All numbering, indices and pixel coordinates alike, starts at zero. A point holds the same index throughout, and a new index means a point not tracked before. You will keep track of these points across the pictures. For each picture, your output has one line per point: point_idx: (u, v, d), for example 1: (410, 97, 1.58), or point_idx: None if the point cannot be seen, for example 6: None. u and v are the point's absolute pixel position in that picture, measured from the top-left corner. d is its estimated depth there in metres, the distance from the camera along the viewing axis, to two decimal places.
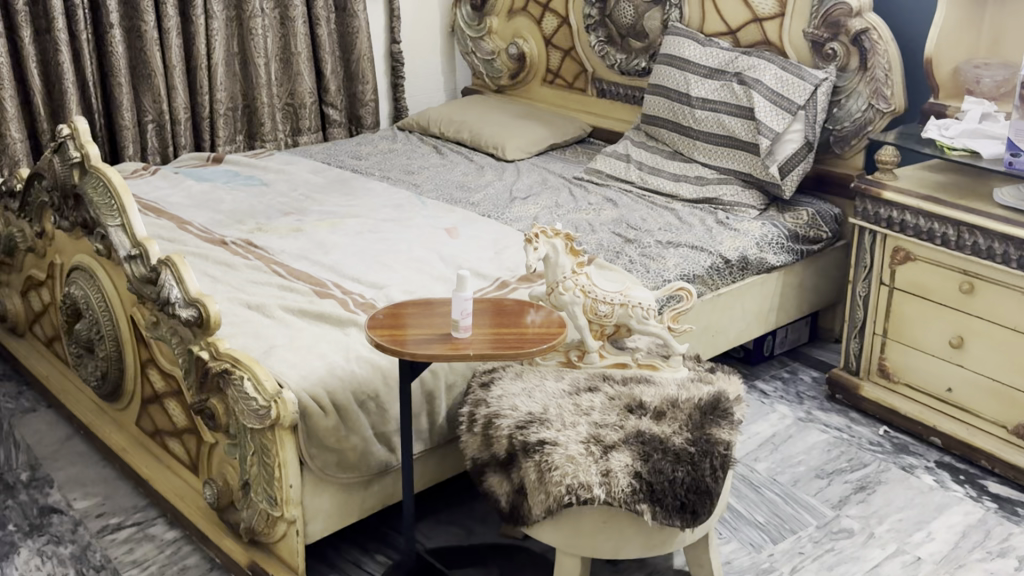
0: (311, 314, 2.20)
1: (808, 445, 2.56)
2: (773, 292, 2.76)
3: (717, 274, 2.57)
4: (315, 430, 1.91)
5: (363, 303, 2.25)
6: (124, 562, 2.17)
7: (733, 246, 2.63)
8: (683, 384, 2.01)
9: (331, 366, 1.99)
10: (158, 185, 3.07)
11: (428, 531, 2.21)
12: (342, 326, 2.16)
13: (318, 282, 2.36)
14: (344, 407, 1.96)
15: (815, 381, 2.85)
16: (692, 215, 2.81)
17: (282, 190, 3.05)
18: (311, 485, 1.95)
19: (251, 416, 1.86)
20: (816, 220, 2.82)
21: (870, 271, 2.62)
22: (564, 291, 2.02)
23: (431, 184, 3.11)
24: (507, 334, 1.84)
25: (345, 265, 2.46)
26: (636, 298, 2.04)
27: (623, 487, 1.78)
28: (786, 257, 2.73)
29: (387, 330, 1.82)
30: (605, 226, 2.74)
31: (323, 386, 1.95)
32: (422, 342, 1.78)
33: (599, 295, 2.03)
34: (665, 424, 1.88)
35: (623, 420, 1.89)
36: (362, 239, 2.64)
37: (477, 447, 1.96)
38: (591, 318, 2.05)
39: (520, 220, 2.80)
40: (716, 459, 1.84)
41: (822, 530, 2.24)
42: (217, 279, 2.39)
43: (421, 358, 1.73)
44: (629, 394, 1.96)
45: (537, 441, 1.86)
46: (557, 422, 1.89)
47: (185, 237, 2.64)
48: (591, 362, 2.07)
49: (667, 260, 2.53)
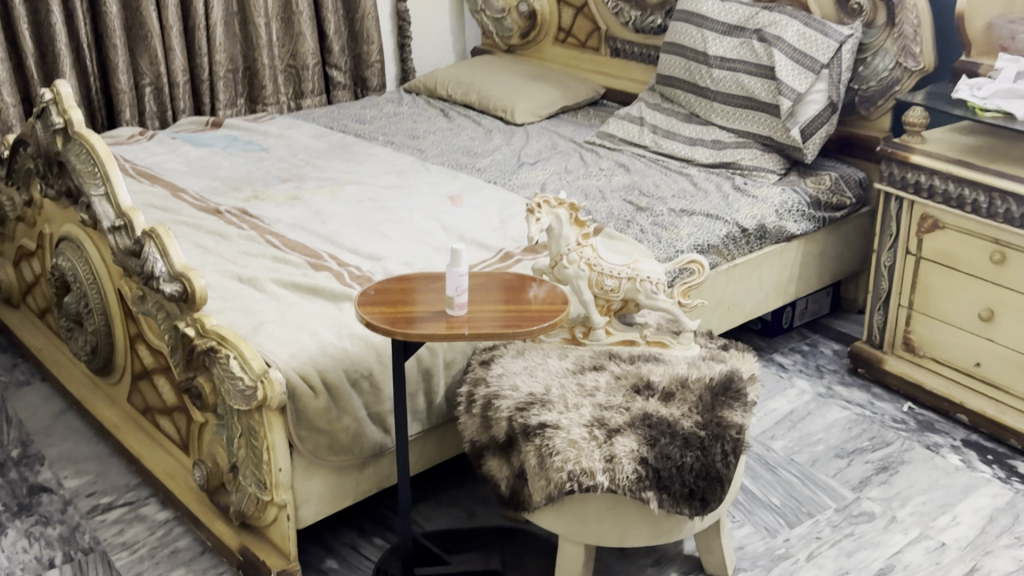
0: (304, 288, 2.10)
1: (828, 423, 2.44)
2: (792, 262, 2.64)
3: (733, 243, 2.46)
4: (305, 412, 1.81)
5: (359, 276, 2.15)
6: (113, 545, 2.09)
7: (750, 213, 2.51)
8: (694, 362, 1.89)
9: (323, 343, 1.89)
10: (155, 151, 2.97)
11: (427, 515, 2.12)
12: (337, 301, 2.06)
13: (313, 253, 2.26)
14: (336, 387, 1.86)
15: (836, 354, 2.73)
16: (707, 181, 2.68)
17: (281, 156, 2.95)
18: (302, 468, 1.85)
19: (237, 396, 1.77)
20: (839, 184, 2.68)
21: (895, 240, 2.48)
22: (569, 265, 1.91)
23: (436, 149, 2.99)
24: (507, 312, 1.73)
25: (342, 236, 2.35)
26: (645, 271, 1.92)
27: (627, 474, 1.68)
28: (807, 226, 2.60)
29: (380, 307, 1.72)
30: (616, 193, 2.62)
31: (314, 365, 1.85)
32: (415, 320, 1.68)
33: (605, 269, 1.92)
34: (674, 406, 1.77)
35: (629, 402, 1.79)
36: (361, 207, 2.53)
37: (477, 429, 1.86)
38: (597, 293, 1.94)
39: (528, 186, 2.68)
40: (727, 444, 1.73)
41: (842, 513, 2.13)
42: (209, 251, 2.29)
43: (413, 338, 1.63)
44: (637, 373, 1.86)
45: (538, 424, 1.75)
46: (560, 404, 1.79)
47: (178, 206, 2.54)
48: (597, 340, 1.96)
49: (680, 230, 2.41)
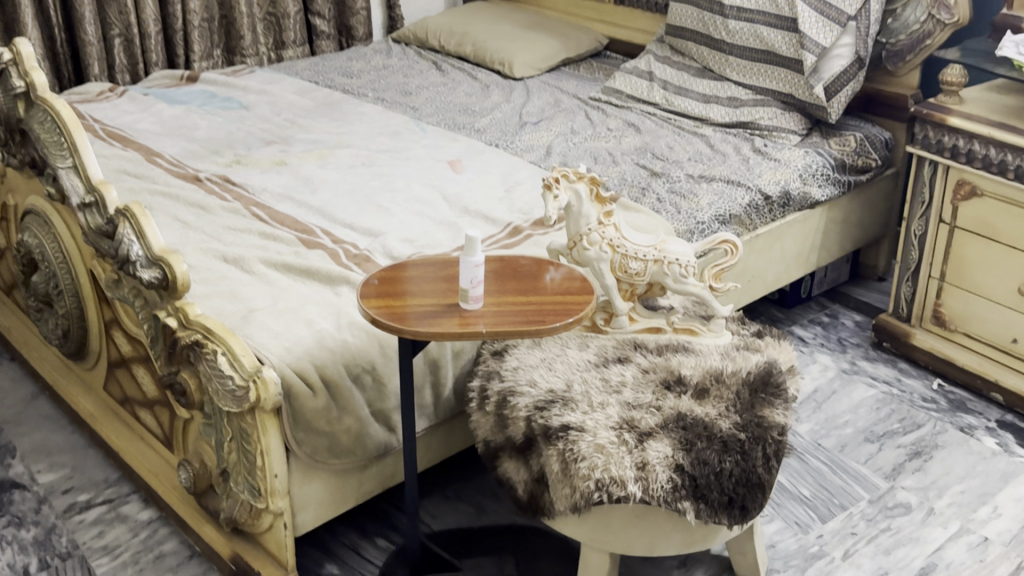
0: (297, 270, 1.92)
1: (855, 403, 2.30)
2: (815, 230, 2.47)
3: (756, 212, 2.29)
4: (302, 413, 1.64)
5: (356, 256, 1.97)
6: (92, 549, 1.93)
7: (773, 179, 2.34)
8: (728, 353, 1.73)
9: (320, 334, 1.72)
10: (126, 110, 2.75)
11: (433, 511, 1.97)
12: (333, 285, 1.88)
13: (304, 228, 2.08)
14: (336, 383, 1.69)
15: (859, 326, 2.58)
16: (725, 142, 2.50)
17: (264, 114, 2.74)
18: (300, 473, 1.68)
19: (227, 397, 1.61)
20: (865, 146, 2.51)
21: (928, 207, 2.33)
22: (589, 246, 1.74)
23: (431, 106, 2.79)
24: (527, 305, 1.54)
25: (336, 208, 2.16)
26: (673, 253, 1.75)
27: (661, 483, 1.52)
28: (832, 190, 2.43)
29: (384, 300, 1.54)
30: (628, 156, 2.44)
31: (311, 359, 1.67)
32: (423, 317, 1.50)
33: (630, 250, 1.75)
34: (709, 404, 1.62)
35: (660, 400, 1.63)
36: (354, 174, 2.34)
37: (491, 429, 1.70)
38: (620, 277, 1.77)
39: (532, 149, 2.49)
40: (769, 447, 1.58)
41: (876, 505, 2.00)
42: (189, 226, 2.10)
43: (424, 336, 1.46)
44: (666, 366, 1.69)
45: (561, 426, 1.60)
46: (584, 403, 1.63)
47: (154, 173, 2.34)
48: (620, 327, 1.79)
49: (700, 199, 2.24)
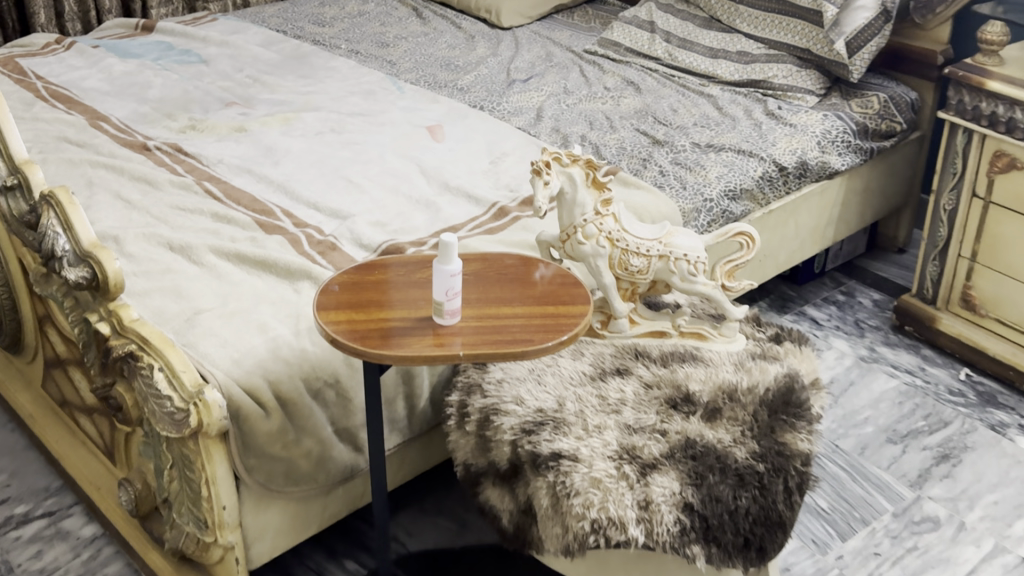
0: (252, 261, 1.69)
1: (875, 397, 2.09)
2: (833, 202, 2.24)
3: (770, 185, 2.06)
4: (253, 437, 1.42)
5: (320, 242, 1.74)
6: (28, 573, 1.72)
7: (789, 147, 2.11)
8: (742, 364, 1.51)
9: (274, 343, 1.49)
10: (73, 64, 2.49)
11: (409, 528, 1.77)
12: (292, 279, 1.65)
13: (264, 209, 1.85)
14: (293, 402, 1.47)
15: (877, 306, 2.37)
16: (734, 104, 2.26)
17: (225, 70, 2.48)
18: (253, 502, 1.47)
19: (165, 421, 1.39)
20: (889, 108, 2.27)
21: (960, 179, 2.09)
22: (585, 240, 1.52)
23: (409, 61, 2.53)
24: (512, 318, 1.32)
25: (299, 184, 1.93)
26: (680, 248, 1.52)
27: (667, 526, 1.31)
28: (853, 158, 2.20)
29: (346, 312, 1.31)
30: (627, 121, 2.20)
31: (263, 373, 1.45)
32: (390, 334, 1.27)
33: (631, 245, 1.52)
34: (722, 428, 1.40)
35: (665, 423, 1.41)
36: (321, 142, 2.09)
37: (471, 451, 1.49)
38: (620, 274, 1.54)
39: (521, 112, 2.25)
40: (792, 479, 1.36)
41: (901, 519, 1.80)
42: (133, 205, 1.86)
43: (389, 360, 1.23)
44: (672, 381, 1.48)
45: (551, 454, 1.38)
46: (578, 426, 1.41)
47: (98, 140, 2.09)
48: (620, 332, 1.56)
49: (708, 172, 2.01)
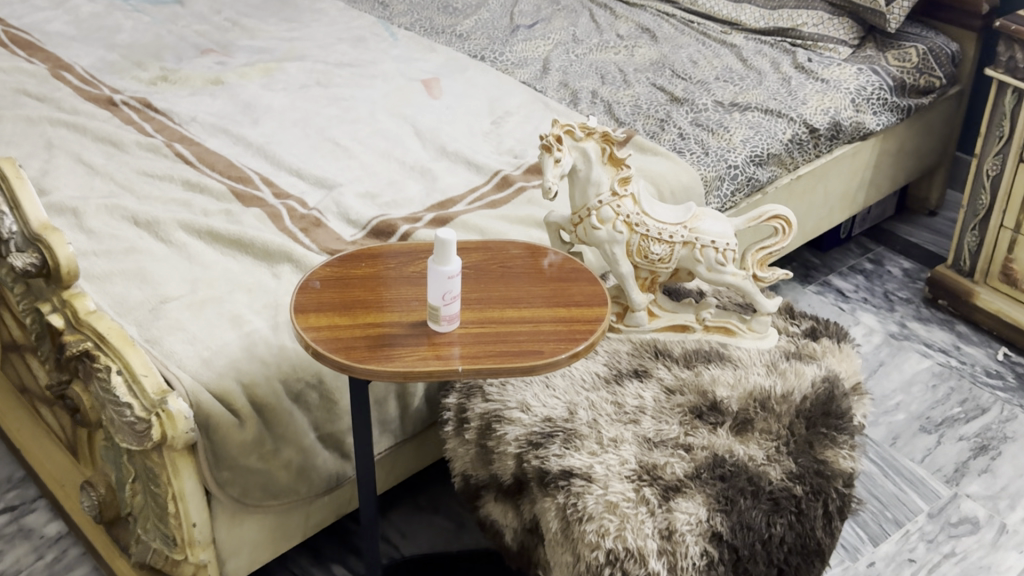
0: (227, 239, 1.51)
1: (906, 379, 1.93)
2: (866, 164, 2.05)
3: (799, 149, 1.88)
4: (225, 449, 1.26)
5: (303, 217, 1.57)
6: None
7: (820, 107, 1.92)
8: (775, 365, 1.35)
9: (249, 339, 1.33)
10: (35, 4, 2.27)
11: (403, 529, 1.62)
12: (271, 262, 1.48)
13: (241, 177, 1.66)
14: (270, 407, 1.30)
15: (908, 276, 2.20)
16: (759, 55, 2.08)
17: (203, 12, 2.27)
18: (227, 517, 1.31)
19: (125, 431, 1.23)
20: (928, 61, 2.07)
21: (1007, 143, 1.90)
22: (600, 225, 1.34)
23: (403, 3, 2.32)
24: (518, 324, 1.15)
25: (281, 147, 1.74)
26: (707, 234, 1.35)
27: (693, 558, 1.14)
28: (888, 118, 2.01)
29: (329, 315, 1.15)
30: (641, 74, 2.02)
31: (236, 375, 1.29)
32: (380, 344, 1.11)
33: (652, 230, 1.35)
34: (754, 443, 1.24)
35: (689, 437, 1.25)
36: (306, 98, 1.90)
37: (471, 461, 1.33)
38: (639, 263, 1.37)
39: (526, 64, 2.06)
40: (832, 503, 1.21)
41: (937, 521, 1.66)
42: (96, 171, 1.68)
43: (376, 377, 1.07)
44: (697, 386, 1.31)
45: (561, 472, 1.22)
46: (591, 440, 1.25)
47: (59, 93, 1.89)
48: (637, 326, 1.40)
49: (732, 136, 1.83)
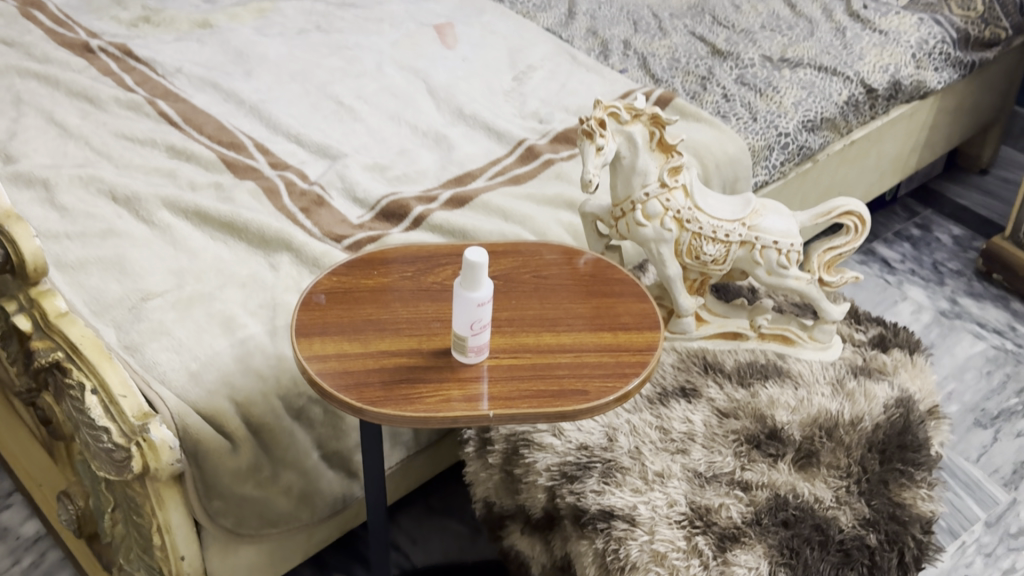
0: (218, 221, 1.33)
1: (959, 365, 1.78)
2: (922, 125, 1.86)
3: (854, 112, 1.69)
4: (216, 477, 1.11)
5: (304, 193, 1.39)
6: None
7: (878, 64, 1.72)
8: (841, 385, 1.19)
9: (243, 348, 1.16)
10: None
11: (413, 534, 1.48)
12: (267, 249, 1.30)
13: (234, 142, 1.48)
14: (268, 428, 1.14)
15: (958, 245, 2.04)
16: (810, 2, 1.91)
17: None
18: (220, 546, 1.17)
19: (103, 460, 1.07)
20: (995, 9, 1.86)
21: None
22: (645, 221, 1.17)
23: None
24: (556, 354, 0.98)
25: (278, 106, 1.55)
26: (768, 234, 1.17)
27: None
28: (950, 74, 1.81)
29: (336, 341, 0.98)
30: (679, 20, 1.84)
31: (228, 393, 1.13)
32: (397, 378, 0.95)
33: (706, 228, 1.17)
34: (821, 482, 1.09)
35: (746, 472, 1.10)
36: (307, 46, 1.71)
37: (495, 488, 1.18)
38: (688, 264, 1.20)
39: (548, 7, 1.87)
40: (910, 555, 1.06)
41: (995, 532, 1.51)
42: (69, 132, 1.48)
43: (391, 421, 0.91)
44: (754, 410, 1.16)
45: (600, 512, 1.07)
46: (635, 475, 1.10)
47: (28, 35, 1.68)
48: (684, 334, 1.23)
49: (783, 98, 1.63)
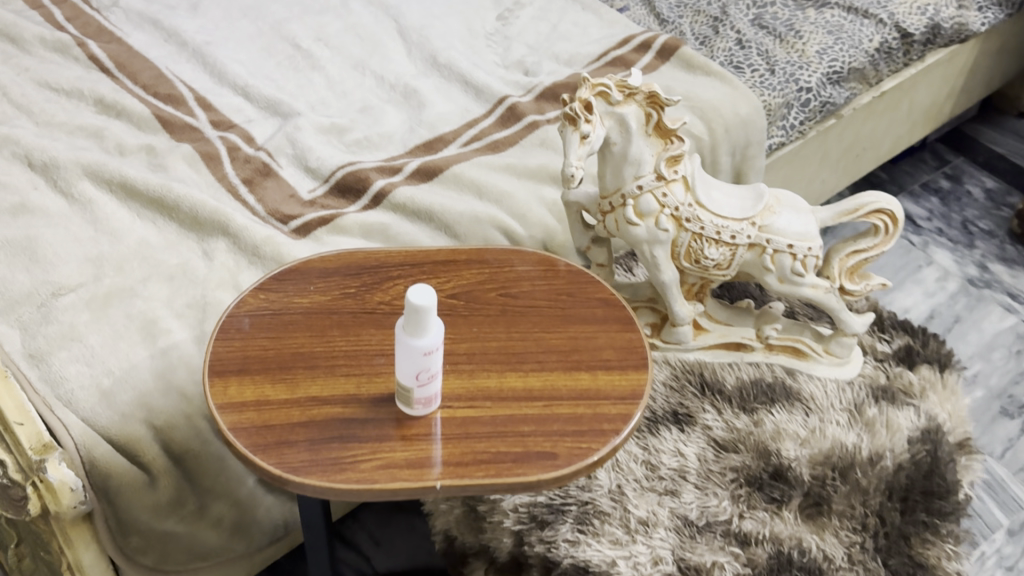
0: (146, 196, 1.15)
1: (986, 343, 1.60)
2: (960, 70, 1.65)
3: (885, 61, 1.47)
4: (131, 515, 0.96)
5: (249, 161, 1.21)
6: None
7: (914, 4, 1.51)
8: (858, 413, 1.03)
9: (165, 360, 1.00)
10: None
11: (376, 535, 1.35)
12: (201, 233, 1.13)
13: (173, 95, 1.29)
14: (193, 455, 0.99)
15: (990, 199, 1.86)
16: None
17: None
18: None
19: None
20: None
21: None
22: (637, 220, 0.99)
23: None
24: (520, 402, 0.81)
25: (226, 52, 1.36)
26: (782, 237, 0.99)
27: None
28: (995, 14, 1.59)
29: (258, 383, 0.81)
30: None
31: (145, 416, 0.97)
32: (328, 435, 0.78)
33: (709, 228, 0.99)
34: (831, 537, 0.94)
35: (744, 521, 0.94)
36: None
37: (457, 522, 1.03)
38: (687, 267, 1.03)
39: None
40: None
41: (1019, 542, 1.34)
42: None
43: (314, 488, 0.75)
44: (758, 442, 1.00)
45: (573, 567, 0.92)
46: (616, 523, 0.94)
47: None
48: (681, 345, 1.06)
49: (806, 45, 1.42)
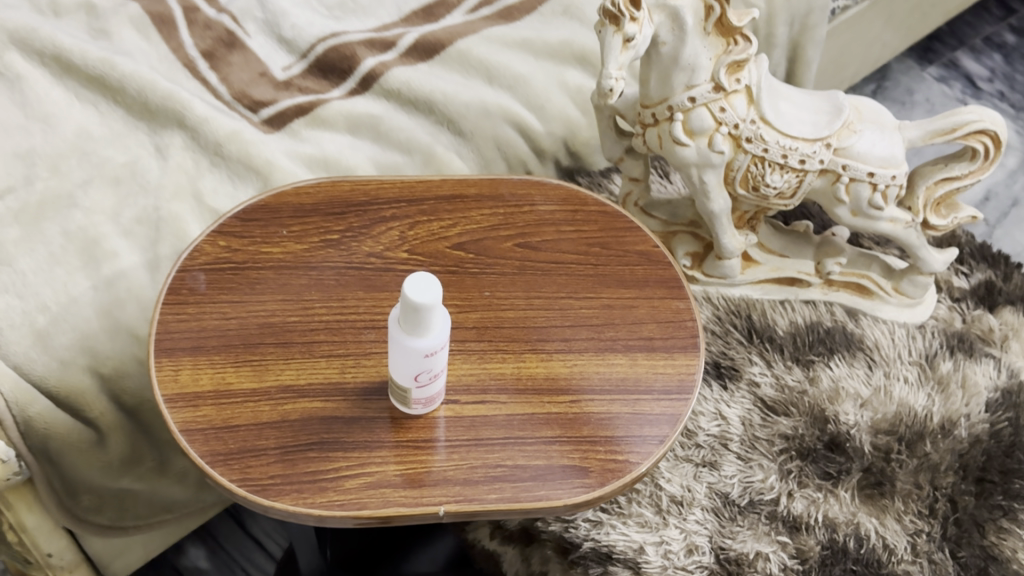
0: (84, 72, 0.93)
1: None
2: None
3: None
4: (76, 473, 0.83)
5: (210, 27, 1.00)
6: None
7: None
8: (927, 367, 0.90)
9: (112, 291, 0.82)
10: None
11: None
12: (153, 121, 0.93)
13: None
14: (150, 405, 0.84)
15: None
16: None
17: None
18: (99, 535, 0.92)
19: None
20: None
21: None
22: (687, 141, 0.80)
23: None
24: (544, 396, 0.66)
25: None
26: (861, 161, 0.81)
27: None
28: None
29: (217, 365, 0.65)
30: None
31: (90, 363, 0.80)
32: (304, 440, 0.62)
33: (774, 151, 0.80)
34: (892, 522, 0.81)
35: (793, 500, 0.81)
36: None
37: None
38: (742, 193, 0.85)
39: None
40: None
41: None
42: None
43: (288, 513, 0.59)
44: (812, 403, 0.86)
45: (594, 552, 0.79)
46: (647, 502, 0.80)
47: None
48: (727, 280, 0.91)
49: None
